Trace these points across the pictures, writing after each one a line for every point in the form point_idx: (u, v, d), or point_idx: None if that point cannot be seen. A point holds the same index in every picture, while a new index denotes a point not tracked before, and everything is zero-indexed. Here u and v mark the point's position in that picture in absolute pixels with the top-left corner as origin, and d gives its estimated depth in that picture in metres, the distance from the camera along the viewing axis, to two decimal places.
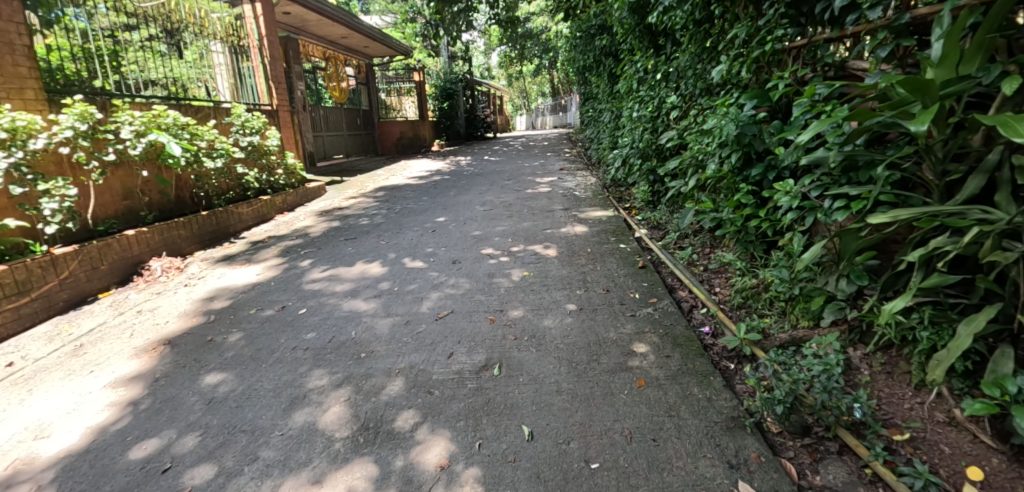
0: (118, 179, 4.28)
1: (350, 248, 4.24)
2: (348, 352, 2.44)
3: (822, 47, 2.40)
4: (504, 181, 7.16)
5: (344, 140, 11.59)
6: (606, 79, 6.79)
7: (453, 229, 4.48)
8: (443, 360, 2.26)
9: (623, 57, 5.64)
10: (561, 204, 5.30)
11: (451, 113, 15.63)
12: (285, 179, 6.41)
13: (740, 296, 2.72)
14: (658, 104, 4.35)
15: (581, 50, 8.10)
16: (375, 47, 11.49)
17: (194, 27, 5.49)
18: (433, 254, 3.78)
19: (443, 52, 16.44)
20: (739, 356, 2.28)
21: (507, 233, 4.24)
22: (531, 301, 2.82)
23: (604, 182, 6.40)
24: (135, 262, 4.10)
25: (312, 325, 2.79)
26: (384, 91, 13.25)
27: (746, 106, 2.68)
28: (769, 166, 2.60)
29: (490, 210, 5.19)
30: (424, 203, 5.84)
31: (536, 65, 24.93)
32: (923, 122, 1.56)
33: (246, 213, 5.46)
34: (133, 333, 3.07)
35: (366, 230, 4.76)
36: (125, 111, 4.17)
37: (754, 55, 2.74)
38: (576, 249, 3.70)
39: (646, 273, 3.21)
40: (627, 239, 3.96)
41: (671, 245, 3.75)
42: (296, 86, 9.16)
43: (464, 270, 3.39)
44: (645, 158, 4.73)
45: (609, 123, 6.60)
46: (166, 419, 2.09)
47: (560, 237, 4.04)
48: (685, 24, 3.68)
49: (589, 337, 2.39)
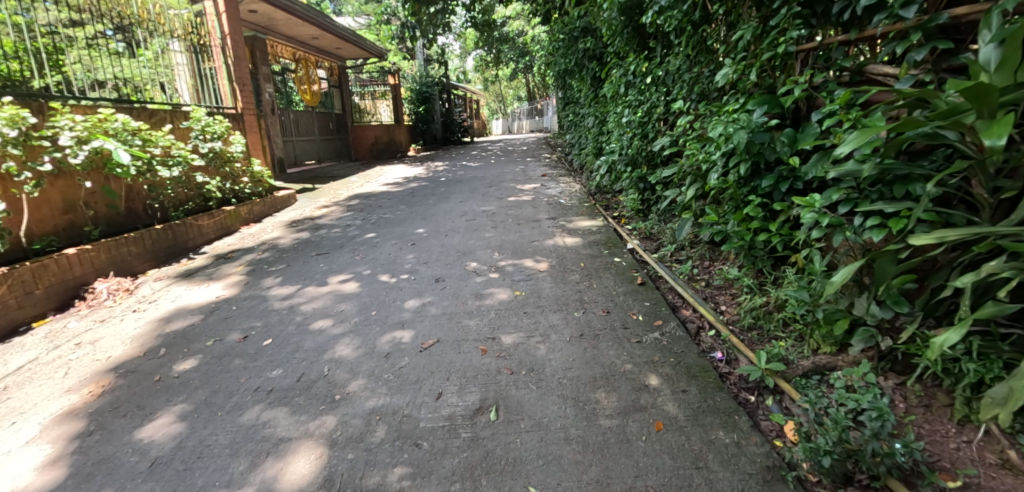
0: (58, 191, 3.85)
1: (321, 263, 3.90)
2: (320, 394, 2.12)
3: (836, 49, 2.24)
4: (485, 188, 6.89)
5: (315, 145, 11.13)
6: (590, 83, 6.61)
7: (435, 242, 4.19)
8: (431, 403, 1.98)
9: (608, 60, 5.45)
10: (547, 213, 5.06)
11: (428, 117, 15.28)
12: (251, 188, 5.99)
13: (750, 317, 2.52)
14: (649, 108, 4.17)
15: (562, 53, 7.92)
16: (347, 49, 11.07)
17: (149, 24, 5.07)
18: (414, 271, 3.48)
19: (418, 54, 16.10)
20: (759, 387, 2.06)
21: (492, 246, 3.98)
22: (525, 325, 2.56)
23: (589, 189, 6.21)
24: (77, 284, 3.68)
25: (279, 360, 2.46)
26: (358, 94, 12.82)
27: (755, 112, 2.48)
28: (781, 177, 2.41)
29: (473, 220, 4.91)
30: (402, 213, 5.52)
31: (512, 69, 24.73)
32: (998, 136, 1.38)
33: (207, 225, 5.03)
34: (69, 372, 2.68)
35: (340, 243, 4.42)
36: (65, 115, 3.77)
37: (763, 58, 2.52)
38: (568, 263, 3.45)
39: (646, 291, 2.99)
40: (620, 252, 3.75)
41: (668, 259, 3.55)
42: (264, 89, 8.78)
43: (448, 289, 3.10)
44: (635, 165, 4.54)
45: (593, 128, 6.42)
46: (99, 486, 1.75)
47: (551, 249, 3.79)
48: (679, 25, 3.49)
49: (595, 369, 2.14)
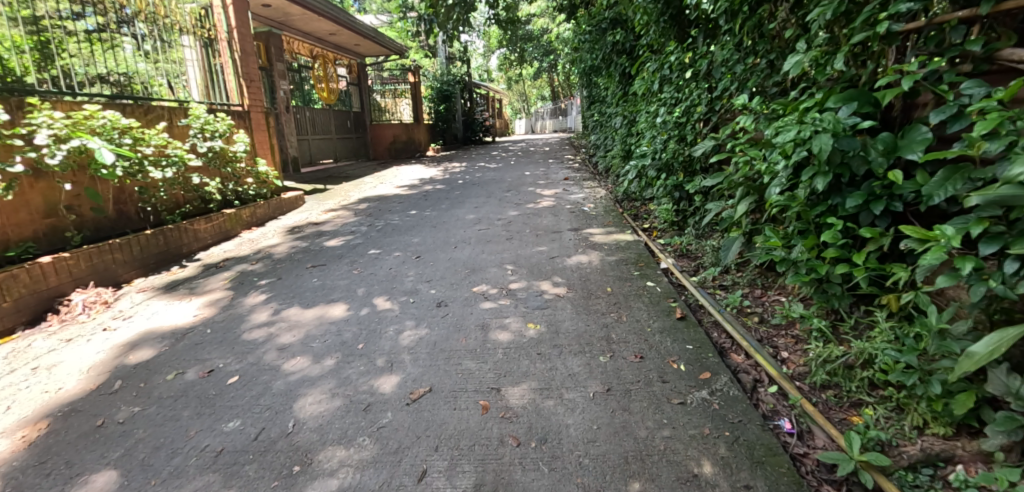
0: (37, 193, 3.53)
1: (315, 278, 3.49)
2: (276, 462, 1.68)
3: (954, 29, 1.72)
4: (502, 192, 6.42)
5: (332, 144, 10.84)
6: (618, 80, 6.08)
7: (441, 255, 3.75)
8: (411, 488, 1.52)
9: (641, 53, 4.92)
10: (569, 223, 4.57)
11: (448, 116, 14.90)
12: (256, 189, 5.64)
13: (823, 373, 2.04)
14: (688, 107, 3.66)
15: (589, 48, 7.41)
16: (366, 46, 10.71)
17: (152, 15, 4.74)
18: (414, 292, 3.03)
19: (440, 51, 15.73)
20: (846, 481, 1.57)
21: (506, 262, 3.52)
22: (539, 372, 2.08)
23: (614, 195, 5.70)
24: (52, 296, 3.32)
25: (240, 406, 2.01)
26: (378, 92, 12.48)
27: (839, 111, 1.94)
28: (871, 195, 1.92)
29: (486, 230, 4.46)
30: (411, 219, 5.11)
31: (536, 69, 24.18)
32: None
33: (205, 230, 4.68)
34: (12, 405, 2.26)
35: (339, 253, 4.01)
36: (43, 111, 3.43)
37: (853, 42, 1.89)
38: (592, 287, 2.95)
39: (688, 327, 2.47)
40: (653, 273, 3.24)
41: (709, 284, 3.04)
42: (278, 86, 8.51)
43: (450, 317, 2.65)
44: (671, 171, 4.02)
45: (620, 128, 5.90)
46: None
47: (573, 269, 3.29)
48: (731, 7, 2.95)
49: (626, 444, 1.65)
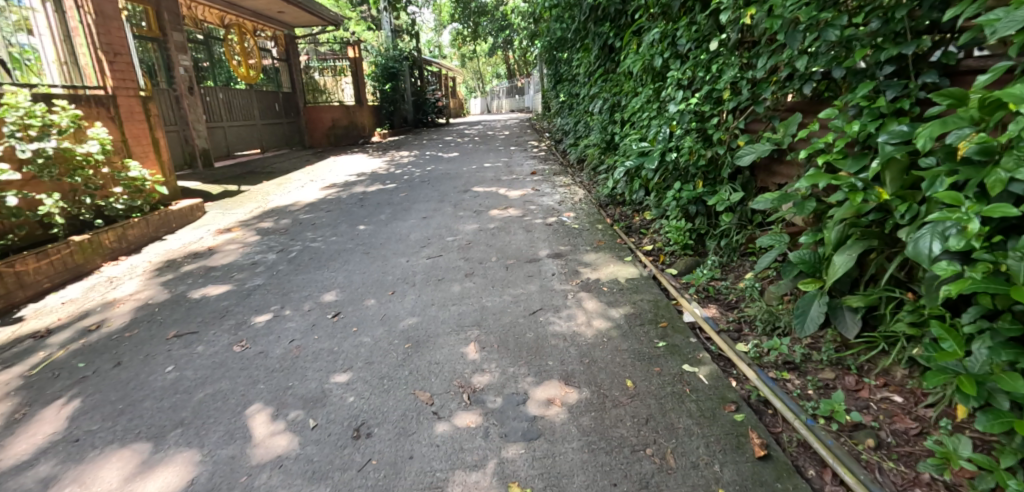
0: None
1: (172, 365, 2.28)
2: None
3: None
4: (458, 194, 5.24)
5: (256, 131, 9.25)
6: (596, 55, 5.00)
7: (374, 310, 2.60)
8: None
9: (632, 17, 3.85)
10: (547, 243, 3.50)
11: (395, 96, 13.37)
12: (128, 203, 4.22)
13: None
14: (716, 92, 2.70)
15: (557, 17, 6.26)
16: (293, 14, 9.09)
17: None
18: (320, 401, 1.88)
19: (384, 24, 14.06)
20: None
21: (467, 322, 2.41)
22: None
23: (596, 197, 4.66)
24: None
25: None
26: (316, 70, 10.86)
27: None
28: None
29: (438, 257, 3.33)
30: (339, 239, 3.89)
31: (491, 45, 22.60)
32: None
33: (36, 271, 3.31)
34: None
35: (224, 309, 2.79)
36: None
37: None
38: (604, 383, 1.89)
39: (781, 478, 1.46)
40: (682, 338, 2.22)
41: (770, 360, 2.05)
42: (177, 61, 6.84)
43: (374, 470, 1.54)
44: (688, 178, 3.03)
45: (600, 114, 4.83)
46: None
47: (567, 339, 2.21)
48: None
49: None
